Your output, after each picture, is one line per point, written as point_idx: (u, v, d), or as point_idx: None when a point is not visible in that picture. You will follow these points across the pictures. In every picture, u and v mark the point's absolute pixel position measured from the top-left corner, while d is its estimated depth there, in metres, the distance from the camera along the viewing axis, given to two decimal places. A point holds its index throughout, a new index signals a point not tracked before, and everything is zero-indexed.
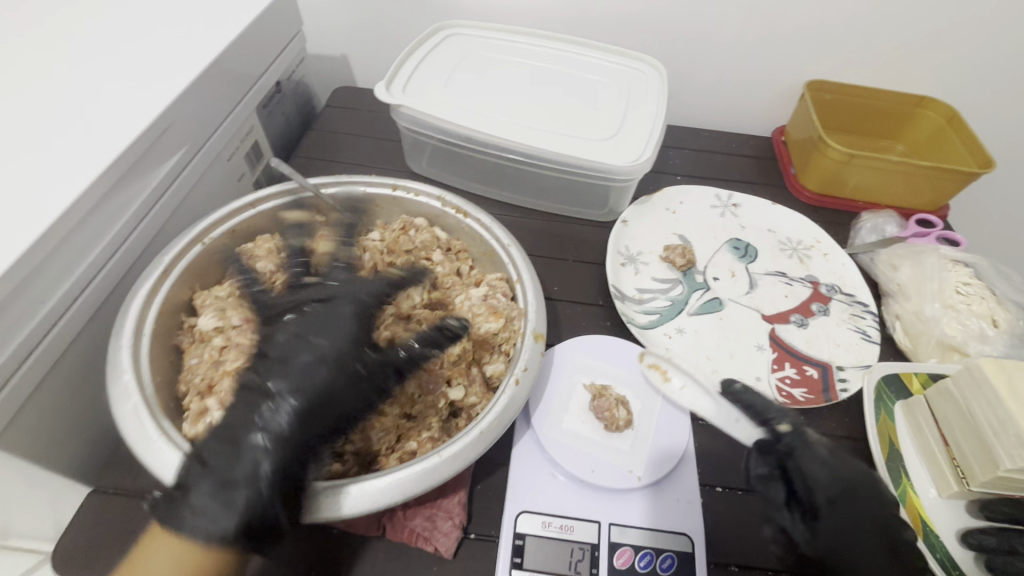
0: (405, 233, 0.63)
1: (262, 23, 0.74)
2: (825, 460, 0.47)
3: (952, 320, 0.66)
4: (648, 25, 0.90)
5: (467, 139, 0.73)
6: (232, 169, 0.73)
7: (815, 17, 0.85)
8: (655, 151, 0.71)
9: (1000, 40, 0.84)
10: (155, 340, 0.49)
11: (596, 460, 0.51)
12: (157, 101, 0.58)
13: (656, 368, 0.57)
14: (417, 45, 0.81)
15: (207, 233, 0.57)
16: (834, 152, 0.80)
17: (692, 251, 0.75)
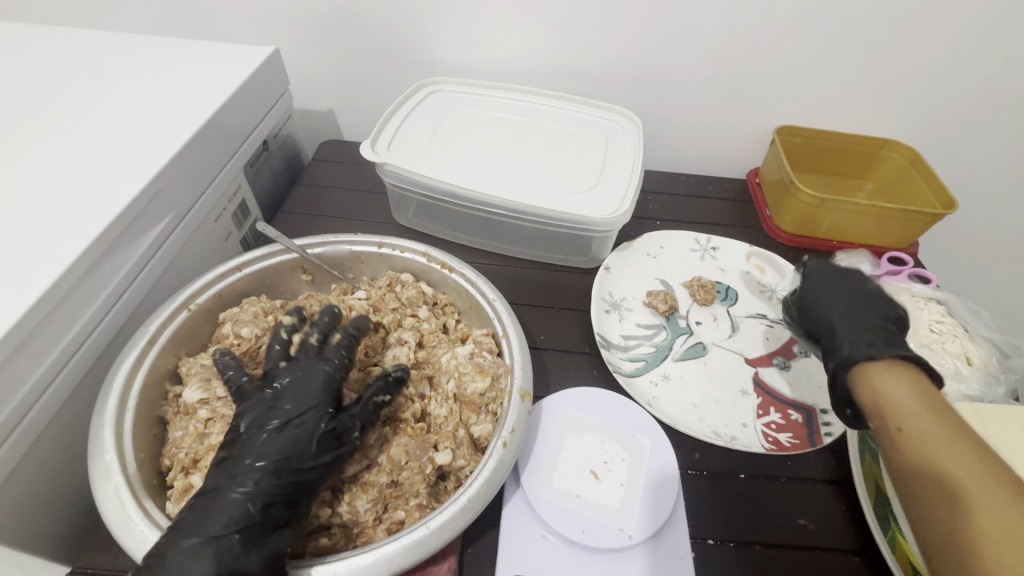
0: (392, 290, 0.64)
1: (249, 86, 0.76)
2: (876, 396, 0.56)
3: (928, 358, 0.68)
4: (623, 80, 0.94)
5: (452, 195, 0.75)
6: (219, 230, 0.74)
7: (779, 71, 0.90)
8: (633, 203, 0.74)
9: (954, 88, 0.89)
10: (140, 414, 0.49)
11: (586, 519, 0.51)
12: (146, 171, 0.59)
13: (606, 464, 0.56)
14: (401, 103, 0.84)
15: (193, 299, 0.57)
16: (806, 196, 0.84)
17: (673, 296, 0.77)
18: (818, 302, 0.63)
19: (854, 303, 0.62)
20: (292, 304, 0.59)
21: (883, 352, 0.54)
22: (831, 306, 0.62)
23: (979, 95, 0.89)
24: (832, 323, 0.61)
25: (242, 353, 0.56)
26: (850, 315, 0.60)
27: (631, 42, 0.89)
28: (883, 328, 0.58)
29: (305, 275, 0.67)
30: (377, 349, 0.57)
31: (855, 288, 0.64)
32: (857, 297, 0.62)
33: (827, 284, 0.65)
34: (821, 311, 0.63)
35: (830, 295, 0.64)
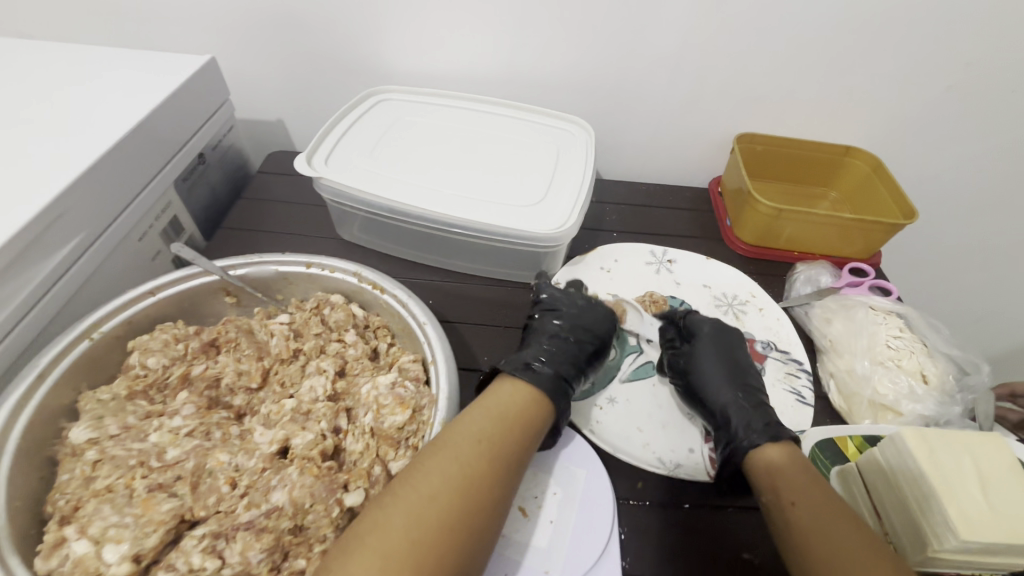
0: (318, 313, 0.60)
1: (181, 96, 0.73)
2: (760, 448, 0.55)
3: (883, 377, 0.65)
4: (577, 87, 0.91)
5: (391, 211, 0.72)
6: (144, 249, 0.70)
7: (736, 78, 0.87)
8: (580, 217, 0.71)
9: (915, 94, 0.87)
10: (21, 456, 0.45)
11: (511, 561, 0.48)
12: (50, 190, 0.55)
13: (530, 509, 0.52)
14: (343, 114, 0.80)
15: (96, 326, 0.53)
16: (763, 207, 0.81)
17: (621, 310, 0.73)
18: (701, 373, 0.62)
19: (723, 370, 0.62)
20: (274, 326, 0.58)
21: (771, 436, 0.54)
22: (713, 380, 0.61)
23: (939, 102, 0.87)
24: (710, 385, 0.61)
25: (147, 385, 0.52)
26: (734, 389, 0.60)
27: (584, 48, 0.86)
28: (761, 403, 0.59)
29: (229, 297, 0.63)
30: (294, 380, 0.54)
31: (725, 351, 0.64)
32: (734, 367, 0.62)
33: (706, 351, 0.64)
34: (698, 384, 0.62)
35: (712, 362, 0.63)
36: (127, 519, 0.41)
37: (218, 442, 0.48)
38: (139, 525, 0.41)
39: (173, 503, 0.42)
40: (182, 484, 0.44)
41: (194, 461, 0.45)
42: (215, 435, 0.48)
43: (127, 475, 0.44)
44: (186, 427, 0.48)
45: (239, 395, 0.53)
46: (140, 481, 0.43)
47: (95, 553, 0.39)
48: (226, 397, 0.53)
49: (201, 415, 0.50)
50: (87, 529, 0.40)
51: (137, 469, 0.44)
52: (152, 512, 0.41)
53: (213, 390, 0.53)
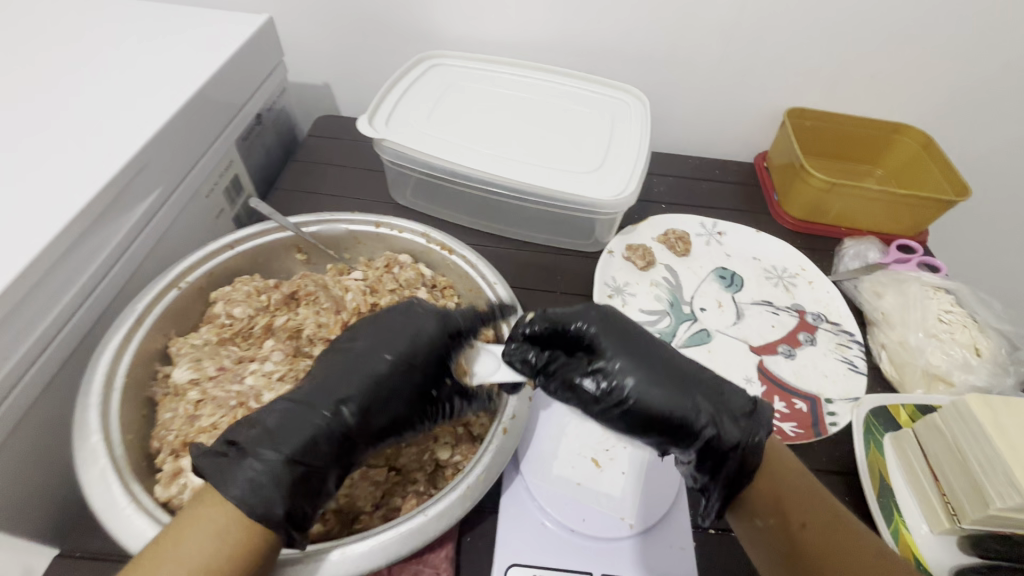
0: (389, 271, 0.63)
1: (245, 54, 0.72)
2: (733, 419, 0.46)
3: (936, 349, 0.67)
4: (630, 56, 0.90)
5: (453, 173, 0.73)
6: (210, 205, 0.71)
7: (792, 50, 0.86)
8: (639, 184, 0.71)
9: (974, 70, 0.86)
10: (127, 394, 0.47)
11: (586, 507, 0.51)
12: (134, 141, 0.56)
13: (596, 460, 0.54)
14: (399, 78, 0.80)
15: (183, 277, 0.55)
16: (816, 180, 0.81)
17: (653, 253, 0.78)
18: (637, 376, 0.46)
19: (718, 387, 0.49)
20: (356, 273, 0.62)
21: (745, 415, 0.46)
22: (626, 361, 0.47)
23: (999, 80, 0.86)
24: (650, 376, 0.47)
25: (233, 334, 0.54)
26: (648, 371, 0.47)
27: (641, 15, 0.85)
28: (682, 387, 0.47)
29: (300, 254, 0.65)
30: None
31: (641, 349, 0.48)
32: (626, 354, 0.47)
33: (622, 356, 0.47)
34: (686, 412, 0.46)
35: (626, 351, 0.48)
36: None
37: None
38: None
39: None
40: None
41: None
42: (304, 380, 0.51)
43: (230, 415, 0.46)
44: (278, 371, 0.50)
45: (320, 345, 0.55)
46: (242, 421, 0.46)
47: None
48: (307, 347, 0.54)
49: (290, 361, 0.52)
50: None
51: (238, 409, 0.47)
52: None
53: (295, 339, 0.55)
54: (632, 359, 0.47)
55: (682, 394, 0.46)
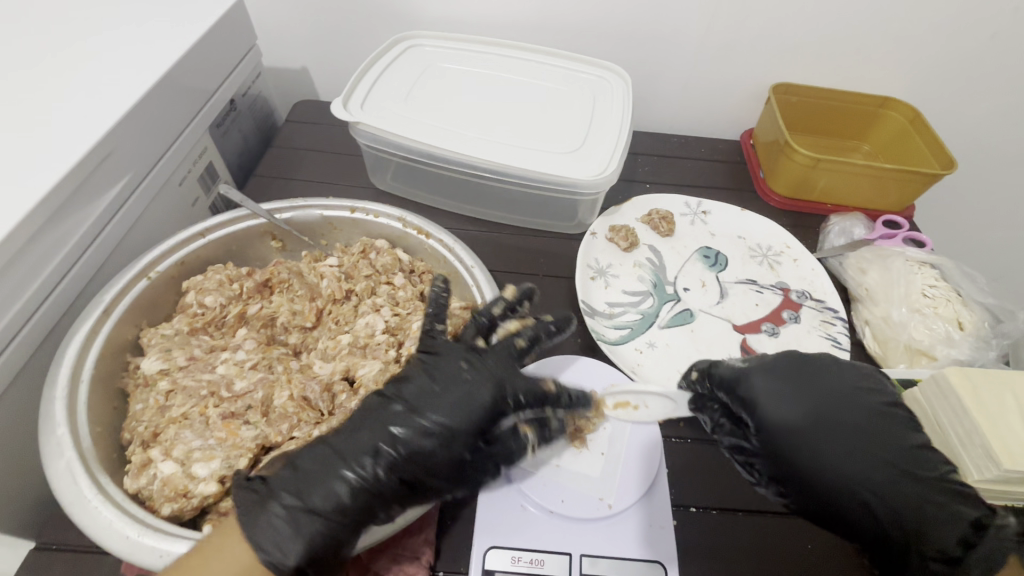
0: (365, 257, 0.61)
1: (215, 36, 0.70)
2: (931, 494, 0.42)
3: (920, 324, 0.66)
4: (612, 32, 0.88)
5: (430, 156, 0.71)
6: (184, 194, 0.70)
7: (777, 23, 0.84)
8: (621, 163, 0.70)
9: (961, 40, 0.84)
10: (96, 386, 0.47)
11: (565, 489, 0.51)
12: (95, 127, 0.54)
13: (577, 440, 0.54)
14: (375, 60, 0.79)
15: (153, 267, 0.54)
16: (801, 156, 0.80)
17: (636, 233, 0.77)
18: (779, 429, 0.44)
19: (891, 448, 0.43)
20: (333, 259, 0.61)
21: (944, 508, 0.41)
22: (780, 400, 0.45)
23: (987, 50, 0.84)
24: (799, 419, 0.44)
25: (206, 323, 0.54)
26: (816, 410, 0.44)
27: None
28: (845, 445, 0.43)
29: (275, 242, 0.64)
30: (348, 318, 0.57)
31: (815, 392, 0.45)
32: (801, 397, 0.45)
33: (782, 395, 0.45)
34: (830, 471, 0.43)
35: (776, 396, 0.45)
36: (211, 442, 0.44)
37: (281, 376, 0.50)
38: (226, 448, 0.44)
39: (255, 432, 0.45)
40: (253, 413, 0.47)
41: (262, 392, 0.48)
42: (277, 369, 0.51)
43: (201, 404, 0.46)
44: (250, 360, 0.50)
45: (294, 333, 0.55)
46: (213, 410, 0.46)
47: (182, 472, 0.42)
48: (282, 334, 0.55)
49: (262, 350, 0.52)
50: (171, 452, 0.43)
51: (209, 399, 0.47)
52: (236, 438, 0.45)
53: (269, 328, 0.55)
54: (786, 401, 0.45)
55: (851, 452, 0.43)
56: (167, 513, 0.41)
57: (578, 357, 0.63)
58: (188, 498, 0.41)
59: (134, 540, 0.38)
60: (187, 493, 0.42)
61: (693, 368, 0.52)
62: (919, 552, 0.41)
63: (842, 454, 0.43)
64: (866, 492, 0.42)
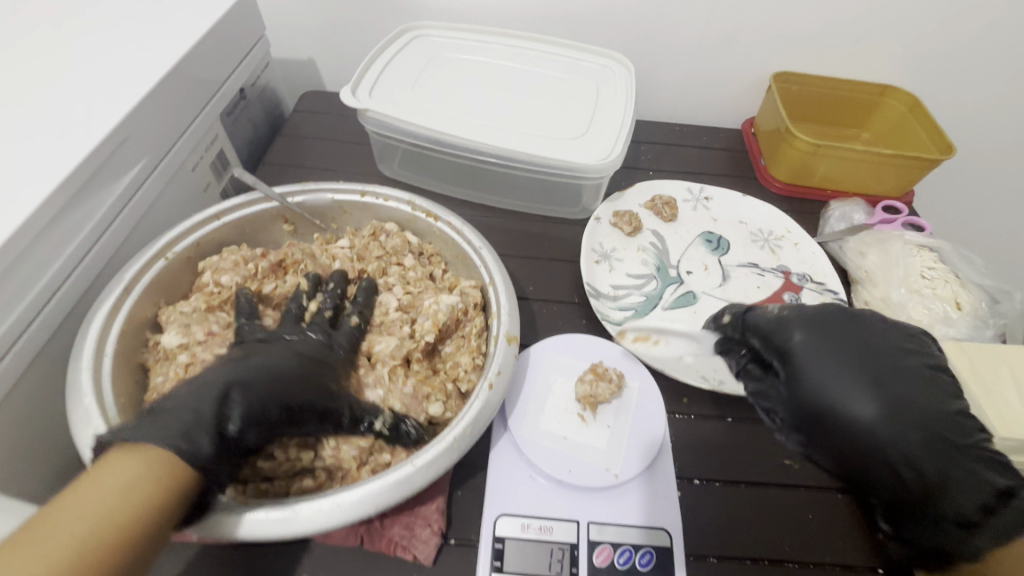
0: (375, 239, 0.63)
1: (226, 25, 0.71)
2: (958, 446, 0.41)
3: (918, 304, 0.67)
4: (615, 21, 0.89)
5: (438, 142, 0.73)
6: (196, 180, 0.71)
7: (778, 12, 0.85)
8: (625, 148, 0.71)
9: (960, 28, 0.85)
10: (119, 360, 0.48)
11: (573, 460, 0.52)
12: (114, 112, 0.55)
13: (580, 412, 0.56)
14: (382, 48, 0.80)
15: (170, 247, 0.56)
16: (801, 142, 0.81)
17: (639, 218, 0.79)
18: (815, 378, 0.43)
19: (930, 407, 0.42)
20: (344, 241, 0.64)
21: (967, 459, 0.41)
22: (814, 350, 0.44)
23: (985, 37, 0.85)
24: (831, 371, 0.43)
25: (222, 301, 0.56)
26: (851, 363, 0.43)
27: None
28: (883, 398, 0.42)
29: (287, 225, 0.66)
30: None
31: (855, 346, 0.44)
32: (842, 351, 0.44)
33: (817, 347, 0.44)
34: (864, 424, 0.41)
35: (811, 349, 0.44)
36: None
37: None
38: None
39: None
40: None
41: None
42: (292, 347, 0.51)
43: None
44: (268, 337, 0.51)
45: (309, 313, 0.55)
46: None
47: None
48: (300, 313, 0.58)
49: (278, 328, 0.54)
50: None
51: None
52: None
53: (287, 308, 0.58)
54: (820, 351, 0.44)
55: (885, 401, 0.41)
56: None
57: (584, 335, 0.64)
58: None
59: None
60: None
61: (727, 313, 0.52)
62: (943, 509, 0.40)
63: (874, 407, 0.41)
64: (897, 450, 0.40)
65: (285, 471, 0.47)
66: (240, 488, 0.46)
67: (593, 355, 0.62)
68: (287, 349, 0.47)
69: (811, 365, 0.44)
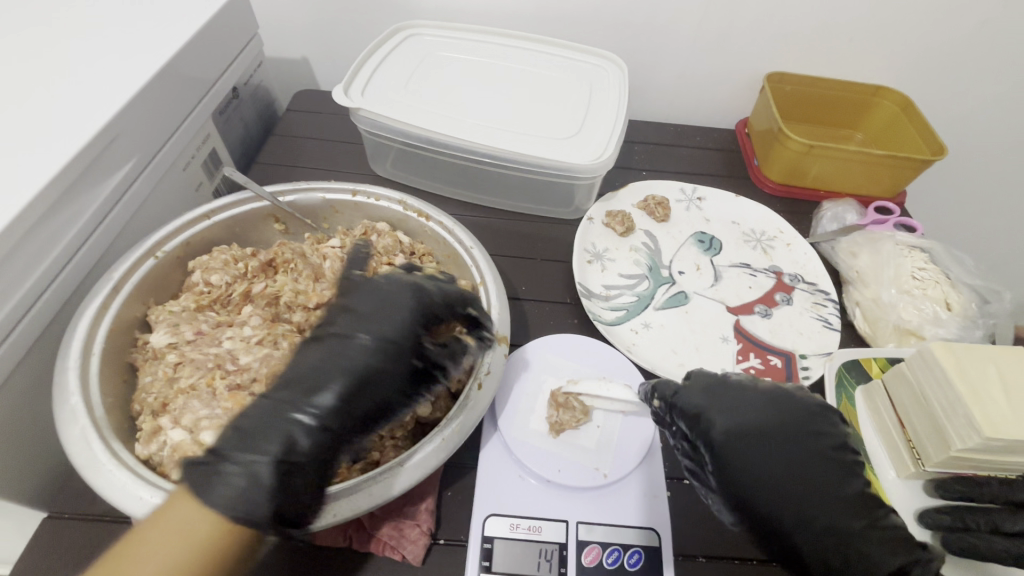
0: (367, 239, 0.63)
1: (217, 24, 0.71)
2: (865, 533, 0.42)
3: (908, 305, 0.68)
4: (609, 22, 0.90)
5: (430, 142, 0.73)
6: (188, 179, 0.71)
7: (770, 13, 0.86)
8: (617, 148, 0.71)
9: (952, 29, 0.85)
10: (107, 359, 0.48)
11: (562, 460, 0.52)
12: (104, 111, 0.55)
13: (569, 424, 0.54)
14: (375, 47, 0.80)
15: (159, 246, 0.55)
16: (794, 143, 0.81)
17: (632, 218, 0.79)
18: (736, 476, 0.44)
19: (839, 509, 0.43)
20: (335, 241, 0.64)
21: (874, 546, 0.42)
22: (732, 442, 0.45)
23: (977, 38, 0.86)
24: (750, 463, 0.44)
25: (212, 300, 0.56)
26: (763, 454, 0.44)
27: None
28: (792, 486, 0.43)
29: (278, 224, 0.66)
30: None
31: (765, 433, 0.45)
32: (755, 440, 0.45)
33: (735, 437, 0.45)
34: (778, 512, 0.43)
35: (732, 441, 0.45)
36: (218, 412, 0.45)
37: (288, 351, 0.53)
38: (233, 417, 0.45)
39: None
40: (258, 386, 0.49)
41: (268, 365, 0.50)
42: (281, 344, 0.51)
43: (208, 376, 0.48)
44: (257, 336, 0.52)
45: (297, 312, 0.56)
46: (220, 381, 0.48)
47: (191, 439, 0.44)
48: (285, 314, 0.56)
49: (268, 326, 0.53)
50: (180, 421, 0.45)
51: (216, 370, 0.49)
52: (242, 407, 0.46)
53: (274, 307, 0.56)
54: (738, 442, 0.45)
55: (793, 491, 0.43)
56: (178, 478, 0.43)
57: (576, 335, 0.64)
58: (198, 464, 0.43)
59: (147, 501, 0.39)
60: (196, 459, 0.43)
61: (654, 394, 0.51)
62: None
63: (784, 498, 0.43)
64: (809, 534, 0.42)
65: None
66: None
67: (585, 356, 0.62)
68: (369, 339, 0.46)
69: (729, 457, 0.45)
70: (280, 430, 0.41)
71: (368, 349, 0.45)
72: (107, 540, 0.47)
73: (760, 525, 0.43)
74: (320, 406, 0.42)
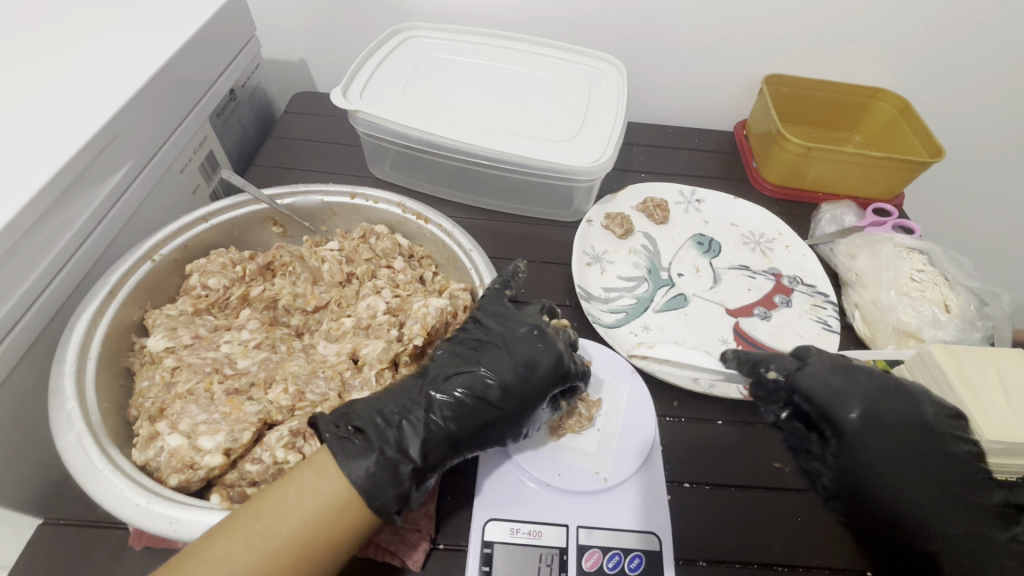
0: (365, 242, 0.63)
1: (215, 26, 0.71)
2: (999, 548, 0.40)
3: (907, 307, 0.68)
4: (607, 24, 0.90)
5: (429, 144, 0.73)
6: (185, 181, 0.71)
7: (768, 15, 0.86)
8: (616, 150, 0.71)
9: (949, 31, 0.86)
10: (103, 364, 0.48)
11: (562, 464, 0.52)
12: (101, 113, 0.55)
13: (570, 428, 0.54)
14: (374, 48, 0.80)
15: (156, 250, 0.55)
16: (792, 145, 0.81)
17: (631, 220, 0.79)
18: (864, 469, 0.43)
19: (979, 519, 0.41)
20: (333, 245, 0.63)
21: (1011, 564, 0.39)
22: (863, 432, 0.43)
23: (974, 40, 0.86)
24: (881, 455, 0.42)
25: (210, 304, 0.56)
26: (900, 448, 0.42)
27: None
28: (926, 486, 0.42)
29: (276, 227, 0.66)
30: (351, 302, 0.59)
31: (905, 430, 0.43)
32: (892, 435, 0.43)
33: (867, 428, 0.43)
34: (899, 509, 0.42)
35: (863, 430, 0.43)
36: (216, 416, 0.45)
37: (284, 354, 0.52)
38: (230, 422, 0.45)
39: (258, 407, 0.46)
40: (256, 390, 0.49)
41: (266, 370, 0.50)
42: (280, 348, 0.53)
43: (206, 380, 0.48)
44: (254, 340, 0.53)
45: (296, 315, 0.58)
46: (217, 386, 0.48)
47: (188, 445, 0.43)
48: (284, 316, 0.58)
49: (265, 330, 0.54)
50: (177, 426, 0.44)
51: (213, 375, 0.48)
52: (239, 412, 0.46)
53: (271, 309, 0.57)
54: (871, 437, 0.43)
55: (926, 492, 0.42)
56: (175, 484, 0.42)
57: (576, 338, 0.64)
58: (195, 470, 0.43)
59: (143, 508, 0.39)
60: (194, 465, 0.43)
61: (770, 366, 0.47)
62: None
63: (909, 496, 0.42)
64: (935, 539, 0.41)
65: (271, 476, 0.44)
66: (225, 492, 0.43)
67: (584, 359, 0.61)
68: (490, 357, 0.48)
69: (858, 445, 0.43)
70: (410, 423, 0.45)
71: (511, 368, 0.48)
72: (102, 546, 0.47)
73: (875, 517, 0.43)
74: (452, 410, 0.46)
